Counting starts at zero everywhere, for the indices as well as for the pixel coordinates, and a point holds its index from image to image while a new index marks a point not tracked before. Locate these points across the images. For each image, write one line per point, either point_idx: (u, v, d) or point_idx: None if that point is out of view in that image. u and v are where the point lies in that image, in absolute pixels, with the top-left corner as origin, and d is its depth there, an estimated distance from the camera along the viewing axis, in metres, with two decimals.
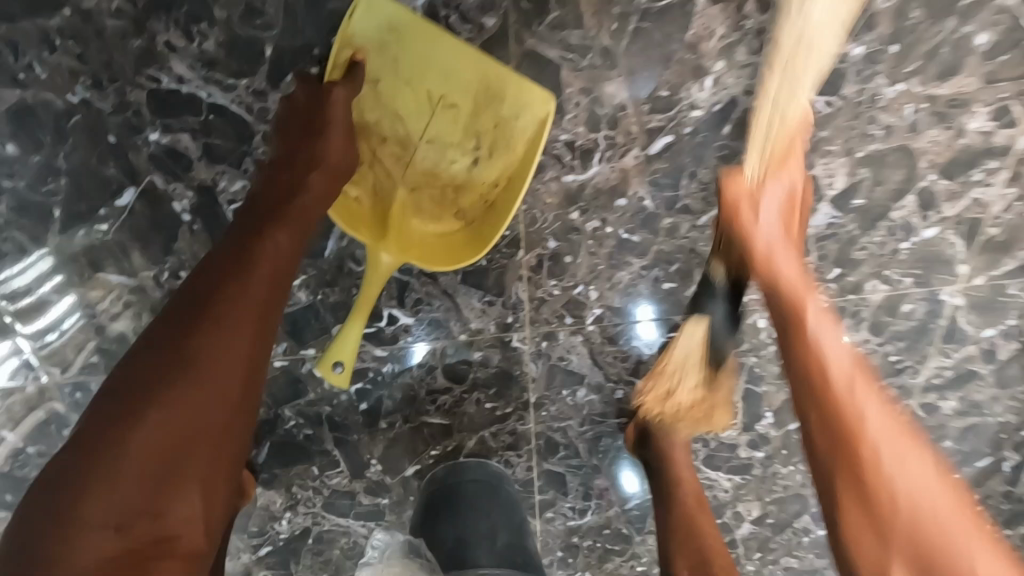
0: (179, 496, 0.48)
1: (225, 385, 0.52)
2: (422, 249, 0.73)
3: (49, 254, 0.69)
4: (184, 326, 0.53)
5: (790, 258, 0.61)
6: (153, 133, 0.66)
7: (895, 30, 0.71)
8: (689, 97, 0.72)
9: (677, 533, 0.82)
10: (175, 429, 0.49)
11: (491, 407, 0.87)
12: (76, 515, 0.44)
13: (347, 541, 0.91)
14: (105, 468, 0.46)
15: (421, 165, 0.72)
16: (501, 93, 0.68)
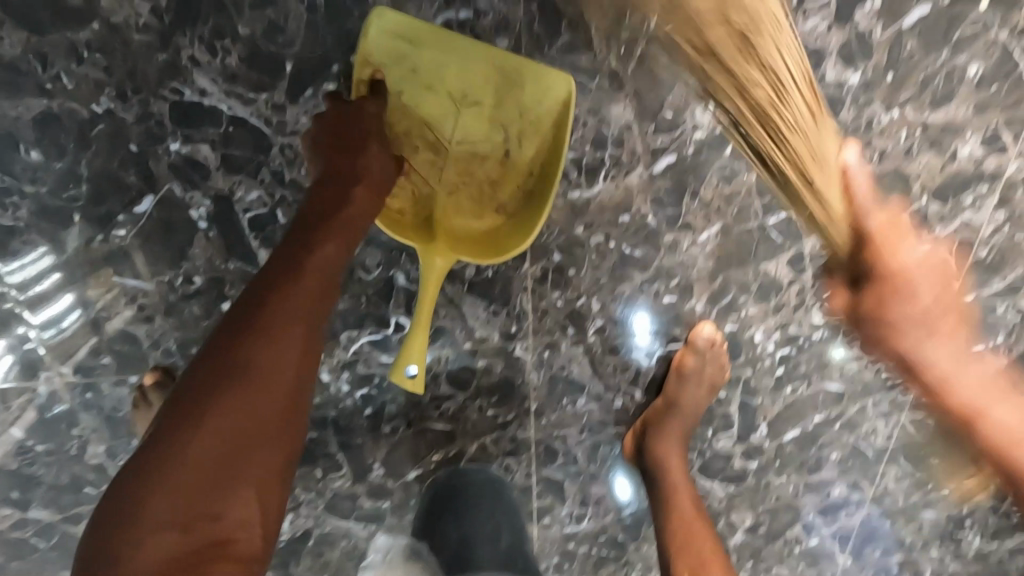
0: (232, 497, 0.54)
1: (271, 393, 0.57)
2: (468, 248, 0.74)
3: (56, 252, 0.71)
4: (236, 338, 0.58)
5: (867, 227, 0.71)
6: (174, 144, 0.68)
7: (891, 59, 0.74)
8: (693, 119, 0.74)
9: (675, 539, 0.85)
10: (228, 436, 0.55)
11: (494, 414, 0.89)
12: (142, 513, 0.51)
13: (348, 543, 0.93)
14: (168, 468, 0.53)
15: (456, 169, 0.73)
16: (521, 83, 0.69)
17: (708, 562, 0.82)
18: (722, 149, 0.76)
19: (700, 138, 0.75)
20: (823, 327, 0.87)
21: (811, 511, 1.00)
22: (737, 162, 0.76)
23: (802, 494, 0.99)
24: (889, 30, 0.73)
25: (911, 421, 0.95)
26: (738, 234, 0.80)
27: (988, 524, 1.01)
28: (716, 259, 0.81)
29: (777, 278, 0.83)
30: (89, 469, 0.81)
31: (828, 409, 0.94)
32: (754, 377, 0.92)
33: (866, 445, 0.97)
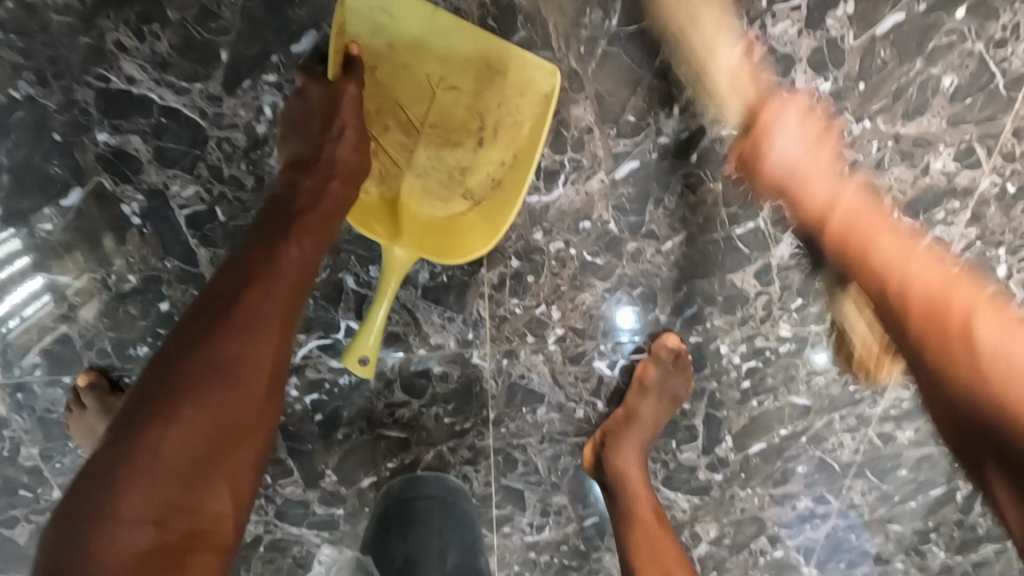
0: (210, 490, 0.51)
1: (252, 385, 0.54)
2: (432, 240, 0.72)
3: (15, 236, 0.66)
4: (210, 326, 0.54)
5: (824, 181, 0.56)
6: (102, 134, 0.63)
7: (862, 69, 0.69)
8: (657, 123, 0.71)
9: (637, 551, 0.80)
10: (206, 430, 0.51)
11: (450, 421, 0.86)
12: (110, 510, 0.46)
13: (300, 550, 0.90)
14: (138, 464, 0.48)
15: (427, 152, 0.71)
16: (502, 72, 0.67)
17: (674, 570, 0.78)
18: (687, 156, 0.73)
19: (664, 144, 0.72)
20: (791, 340, 0.85)
21: (777, 523, 0.99)
22: (703, 169, 0.73)
23: (767, 506, 0.98)
24: (863, 37, 0.68)
25: (879, 434, 0.94)
26: (704, 243, 0.77)
27: (953, 537, 1.01)
28: (680, 269, 0.79)
29: (744, 288, 0.81)
30: (21, 473, 0.77)
31: (794, 422, 0.92)
32: (719, 390, 0.89)
33: (833, 458, 0.95)
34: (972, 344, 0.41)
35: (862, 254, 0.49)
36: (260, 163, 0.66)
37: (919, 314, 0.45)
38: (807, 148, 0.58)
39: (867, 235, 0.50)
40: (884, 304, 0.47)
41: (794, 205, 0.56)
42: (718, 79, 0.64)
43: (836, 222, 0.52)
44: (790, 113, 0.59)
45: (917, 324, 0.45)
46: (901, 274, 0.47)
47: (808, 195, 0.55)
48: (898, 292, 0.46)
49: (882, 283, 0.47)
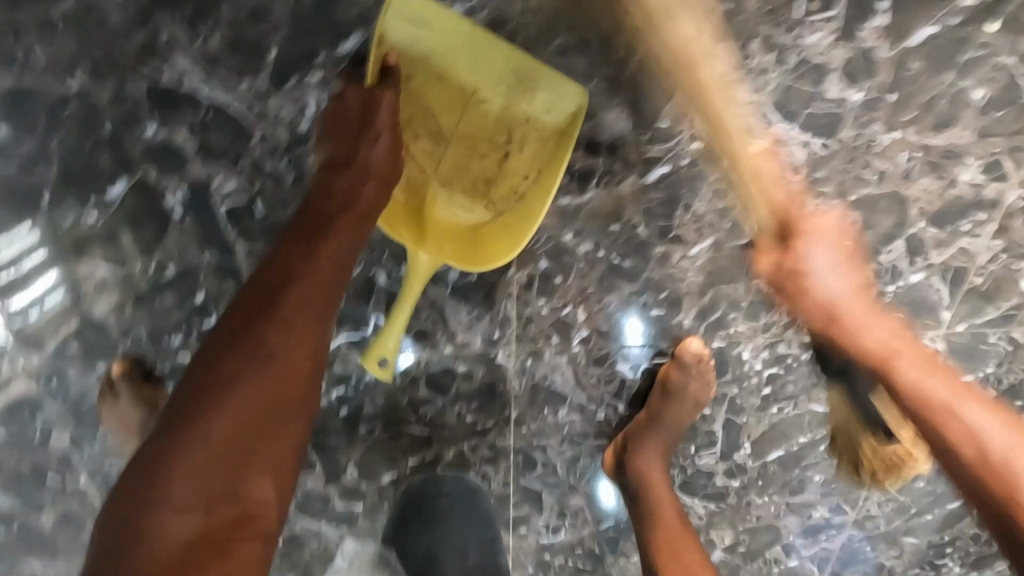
0: (252, 480, 0.50)
1: (291, 376, 0.53)
2: (456, 247, 0.72)
3: (37, 229, 0.69)
4: (251, 319, 0.54)
5: (860, 308, 0.64)
6: (150, 127, 0.65)
7: (894, 79, 0.71)
8: (689, 130, 0.72)
9: (660, 554, 0.80)
10: (246, 421, 0.50)
11: (472, 420, 0.87)
12: (161, 497, 0.47)
13: (318, 545, 0.90)
14: (184, 453, 0.48)
15: (452, 160, 0.72)
16: (530, 88, 0.69)
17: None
18: (718, 162, 0.74)
19: (694, 150, 0.73)
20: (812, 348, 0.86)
21: (792, 533, 0.99)
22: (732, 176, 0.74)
23: (782, 515, 0.98)
24: (895, 49, 0.70)
25: None
26: (730, 249, 0.78)
27: (969, 552, 1.00)
28: (706, 274, 0.79)
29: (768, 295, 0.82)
30: (52, 457, 0.78)
31: (813, 430, 0.93)
32: (739, 396, 0.90)
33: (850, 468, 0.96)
34: (975, 441, 0.60)
35: (908, 389, 0.63)
36: (301, 159, 0.67)
37: (963, 441, 0.60)
38: (842, 275, 0.65)
39: (896, 361, 0.64)
40: (911, 420, 0.64)
41: (846, 345, 0.66)
42: (775, 192, 0.67)
43: (875, 352, 0.65)
44: (823, 239, 0.65)
45: (981, 463, 0.59)
46: (964, 428, 0.60)
47: (861, 335, 0.64)
48: (939, 423, 0.61)
49: (930, 423, 0.62)
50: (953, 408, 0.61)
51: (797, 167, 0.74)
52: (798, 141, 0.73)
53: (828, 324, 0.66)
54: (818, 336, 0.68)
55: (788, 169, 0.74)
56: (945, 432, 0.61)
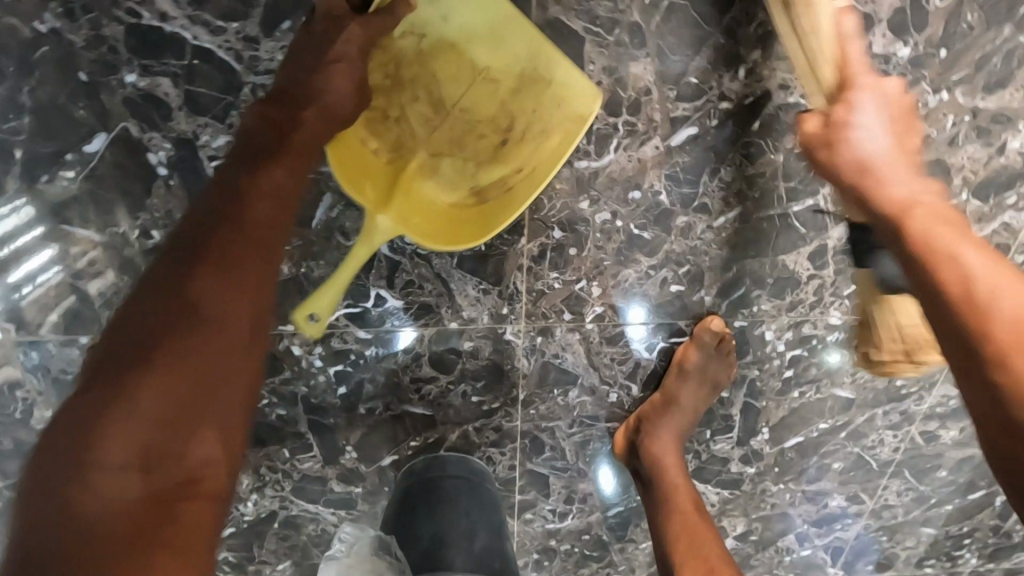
0: (197, 438, 0.42)
1: (237, 323, 0.45)
2: (425, 226, 0.66)
3: (28, 203, 0.64)
4: (188, 262, 0.46)
5: (900, 170, 0.54)
6: (131, 75, 0.60)
7: (945, 34, 0.64)
8: (720, 86, 0.66)
9: (677, 544, 0.76)
10: (185, 372, 0.42)
11: (478, 400, 0.83)
12: (87, 460, 0.38)
13: (315, 528, 0.88)
14: (116, 414, 0.40)
15: (448, 133, 0.66)
16: (546, 81, 0.63)
17: (718, 567, 0.73)
18: (749, 124, 0.68)
19: (726, 110, 0.67)
20: (841, 328, 0.81)
21: (807, 522, 0.95)
22: (763, 139, 0.69)
23: (798, 503, 0.94)
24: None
25: (921, 433, 0.90)
26: (758, 220, 0.73)
27: (986, 544, 0.98)
28: (730, 247, 0.74)
29: (795, 271, 0.76)
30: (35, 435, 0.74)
31: (835, 416, 0.88)
32: (760, 378, 0.85)
33: (871, 456, 0.91)
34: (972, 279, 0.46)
35: (937, 253, 0.48)
36: None
37: (976, 308, 0.45)
38: (892, 132, 0.55)
39: (945, 224, 0.50)
40: (933, 295, 0.47)
41: (869, 196, 0.54)
42: (826, 53, 0.56)
43: (916, 217, 0.50)
44: (873, 97, 0.55)
45: (994, 337, 0.43)
46: (965, 273, 0.46)
47: (886, 189, 0.53)
48: (965, 284, 0.46)
49: (947, 282, 0.46)
50: (982, 271, 0.46)
51: None
52: None
53: (861, 183, 0.54)
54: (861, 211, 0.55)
55: None
56: (946, 283, 0.47)
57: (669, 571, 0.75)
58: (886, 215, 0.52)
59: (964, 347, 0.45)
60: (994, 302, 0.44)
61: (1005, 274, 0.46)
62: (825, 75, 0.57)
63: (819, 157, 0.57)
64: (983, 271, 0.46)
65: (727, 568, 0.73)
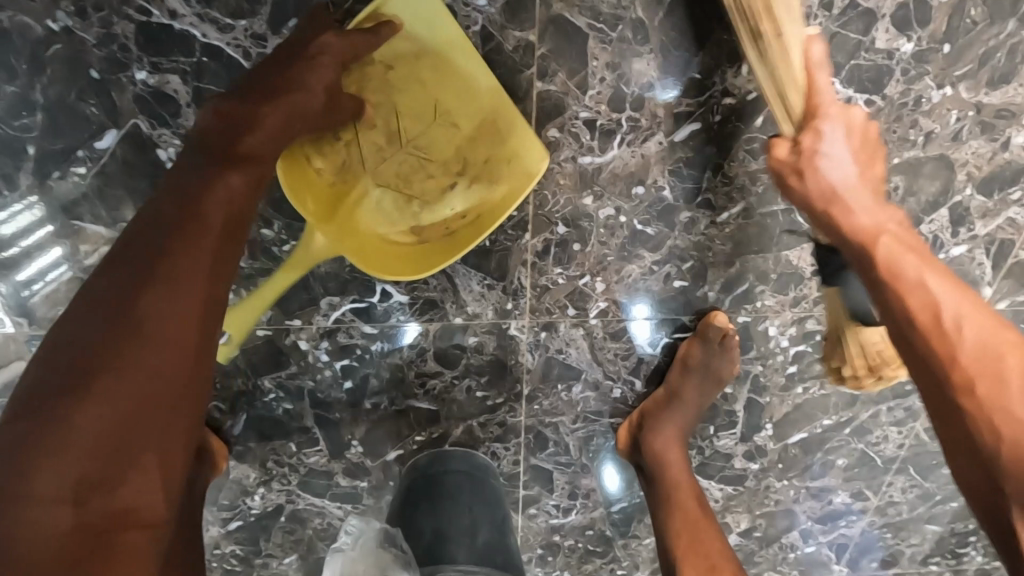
0: (136, 468, 0.44)
1: (175, 347, 0.47)
2: (362, 253, 0.66)
3: (38, 201, 0.65)
4: (131, 290, 0.48)
5: (863, 196, 0.58)
6: (141, 73, 0.60)
7: (948, 29, 0.64)
8: (723, 82, 0.66)
9: (679, 542, 0.76)
10: (125, 400, 0.44)
11: (482, 395, 0.83)
12: (25, 487, 0.41)
13: (321, 522, 0.89)
14: (52, 439, 0.42)
15: (398, 165, 0.66)
16: (502, 134, 0.64)
17: (718, 566, 0.73)
18: (752, 120, 0.68)
19: (729, 106, 0.67)
20: None
21: (811, 518, 0.95)
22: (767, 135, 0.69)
23: (801, 499, 0.94)
24: None
25: (925, 429, 0.90)
26: (761, 216, 0.73)
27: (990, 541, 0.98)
28: (734, 242, 0.75)
29: (798, 267, 0.77)
30: None
31: (839, 412, 0.88)
32: (763, 375, 0.85)
33: (875, 453, 0.91)
34: (936, 311, 0.51)
35: (906, 286, 0.53)
36: None
37: (943, 337, 0.51)
38: (857, 157, 0.59)
39: (909, 253, 0.54)
40: (903, 324, 0.53)
41: (840, 225, 0.58)
42: (796, 76, 0.56)
43: (881, 250, 0.55)
44: (840, 127, 0.57)
45: (962, 364, 0.49)
46: (930, 301, 0.52)
47: (852, 221, 0.57)
48: (933, 318, 0.51)
49: (920, 316, 0.52)
50: (946, 301, 0.51)
51: None
52: (840, 98, 0.66)
53: (831, 212, 0.58)
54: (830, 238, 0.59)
55: None
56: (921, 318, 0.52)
57: (669, 569, 0.76)
58: (855, 242, 0.57)
59: (937, 376, 0.50)
60: (961, 332, 0.50)
61: (970, 302, 0.52)
62: (795, 101, 0.57)
63: (787, 188, 0.60)
64: (944, 300, 0.52)
65: (728, 566, 0.73)
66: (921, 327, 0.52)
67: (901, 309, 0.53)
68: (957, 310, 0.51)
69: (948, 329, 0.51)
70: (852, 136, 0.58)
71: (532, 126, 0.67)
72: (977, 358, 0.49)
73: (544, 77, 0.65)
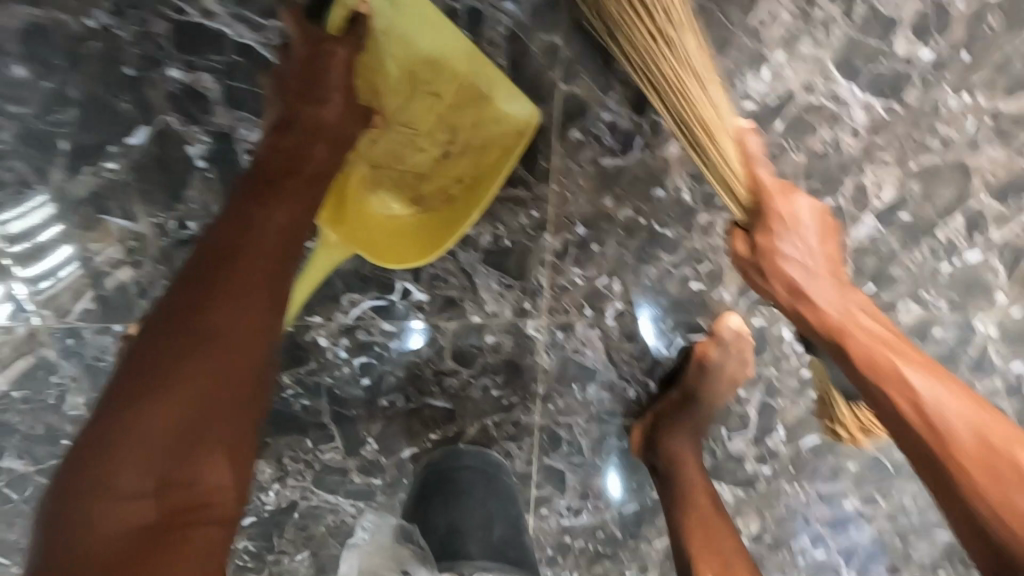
0: (206, 465, 0.46)
1: (243, 354, 0.48)
2: (372, 241, 0.68)
3: (67, 194, 0.66)
4: (198, 295, 0.48)
5: (829, 289, 0.55)
6: (175, 70, 0.61)
7: (967, 37, 0.66)
8: (744, 87, 0.67)
9: (694, 541, 0.77)
10: (196, 404, 0.45)
11: (498, 394, 0.84)
12: (107, 481, 0.42)
13: (334, 519, 0.89)
14: (131, 438, 0.43)
15: (388, 144, 0.68)
16: (484, 95, 0.65)
17: (730, 565, 0.75)
18: (772, 123, 0.68)
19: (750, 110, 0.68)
20: None
21: (822, 523, 0.95)
22: (787, 139, 0.69)
23: (812, 504, 0.94)
24: (971, 3, 0.65)
25: None
26: None
27: None
28: None
29: None
30: (65, 421, 0.77)
31: None
32: (776, 377, 0.86)
33: (887, 458, 0.91)
34: (928, 415, 0.48)
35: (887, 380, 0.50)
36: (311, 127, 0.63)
37: (938, 438, 0.47)
38: (818, 248, 0.56)
39: (890, 347, 0.51)
40: (898, 430, 0.50)
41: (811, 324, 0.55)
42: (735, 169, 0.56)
43: (849, 346, 0.53)
44: (796, 225, 0.55)
45: (970, 466, 0.45)
46: (918, 402, 0.48)
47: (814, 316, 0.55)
48: (914, 414, 0.48)
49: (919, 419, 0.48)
50: (937, 402, 0.48)
51: (856, 131, 0.69)
52: (859, 103, 0.68)
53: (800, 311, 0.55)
54: (801, 328, 0.57)
55: (846, 134, 0.69)
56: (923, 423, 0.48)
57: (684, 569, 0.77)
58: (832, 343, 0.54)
59: (946, 481, 0.46)
60: (957, 439, 0.46)
61: (965, 397, 0.48)
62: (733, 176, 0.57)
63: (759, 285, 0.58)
64: (931, 394, 0.48)
65: (742, 567, 0.75)
66: (917, 430, 0.48)
67: (890, 413, 0.50)
68: (951, 408, 0.47)
69: (942, 430, 0.47)
70: (812, 224, 0.56)
71: (555, 127, 0.68)
72: (986, 461, 0.45)
73: (568, 79, 0.66)
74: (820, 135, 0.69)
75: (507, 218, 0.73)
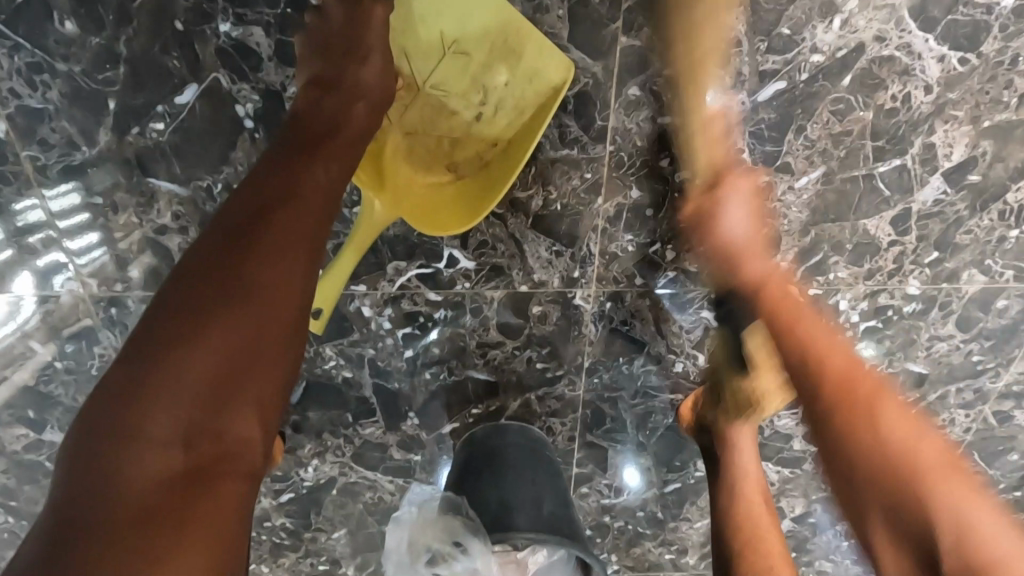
0: (237, 417, 0.46)
1: (279, 314, 0.48)
2: (416, 209, 0.67)
3: (109, 155, 0.65)
4: (232, 251, 0.48)
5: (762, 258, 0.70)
6: (225, 24, 0.60)
7: None
8: (813, 38, 0.64)
9: (743, 533, 0.77)
10: (227, 357, 0.45)
11: (542, 367, 0.82)
12: (138, 427, 0.42)
13: (372, 496, 0.89)
14: (164, 385, 0.43)
15: (422, 110, 0.67)
16: (517, 50, 0.62)
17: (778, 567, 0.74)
18: (840, 78, 0.66)
19: (818, 63, 0.65)
20: (918, 299, 0.78)
21: None
22: (854, 95, 0.67)
23: None
24: None
25: (995, 413, 0.87)
26: (840, 181, 0.71)
27: None
28: (811, 211, 0.73)
29: (876, 237, 0.75)
30: None
31: (907, 393, 0.85)
32: None
33: None
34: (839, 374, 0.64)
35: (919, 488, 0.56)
36: None
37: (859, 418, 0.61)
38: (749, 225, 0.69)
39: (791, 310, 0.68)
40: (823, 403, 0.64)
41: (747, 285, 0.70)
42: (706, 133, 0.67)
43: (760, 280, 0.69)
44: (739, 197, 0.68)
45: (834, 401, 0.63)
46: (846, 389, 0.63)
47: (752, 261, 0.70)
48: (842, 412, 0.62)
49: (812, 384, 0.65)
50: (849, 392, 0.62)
51: (928, 86, 0.67)
52: (934, 55, 0.65)
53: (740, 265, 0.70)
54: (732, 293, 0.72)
55: (917, 88, 0.67)
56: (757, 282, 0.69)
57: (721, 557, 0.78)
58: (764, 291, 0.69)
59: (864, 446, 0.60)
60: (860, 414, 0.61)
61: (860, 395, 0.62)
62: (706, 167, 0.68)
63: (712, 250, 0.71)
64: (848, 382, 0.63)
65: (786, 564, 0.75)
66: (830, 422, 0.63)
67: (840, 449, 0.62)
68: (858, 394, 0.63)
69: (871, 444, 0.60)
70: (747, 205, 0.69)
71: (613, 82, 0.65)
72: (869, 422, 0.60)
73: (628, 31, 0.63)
74: (890, 91, 0.67)
75: (559, 179, 0.70)
